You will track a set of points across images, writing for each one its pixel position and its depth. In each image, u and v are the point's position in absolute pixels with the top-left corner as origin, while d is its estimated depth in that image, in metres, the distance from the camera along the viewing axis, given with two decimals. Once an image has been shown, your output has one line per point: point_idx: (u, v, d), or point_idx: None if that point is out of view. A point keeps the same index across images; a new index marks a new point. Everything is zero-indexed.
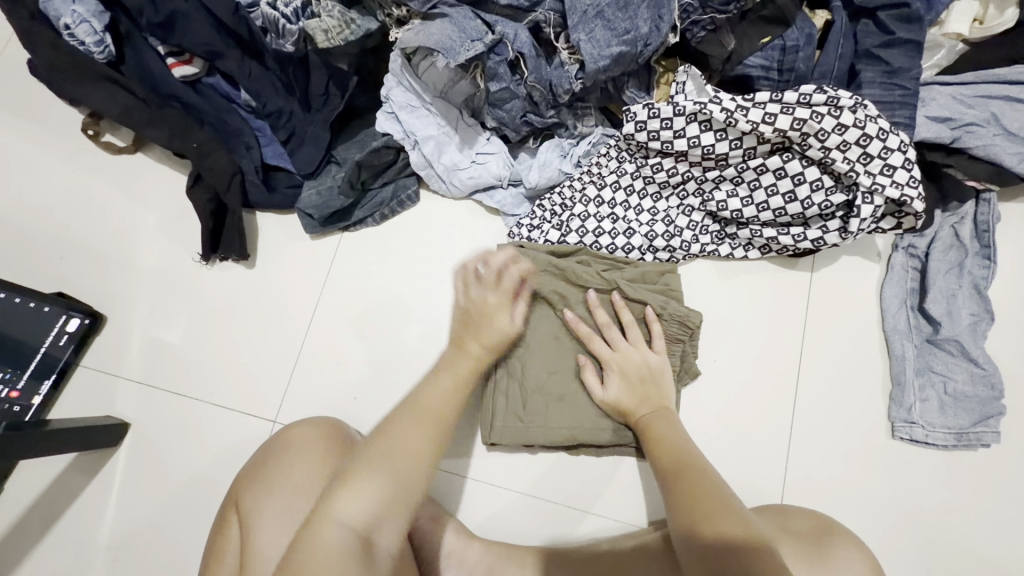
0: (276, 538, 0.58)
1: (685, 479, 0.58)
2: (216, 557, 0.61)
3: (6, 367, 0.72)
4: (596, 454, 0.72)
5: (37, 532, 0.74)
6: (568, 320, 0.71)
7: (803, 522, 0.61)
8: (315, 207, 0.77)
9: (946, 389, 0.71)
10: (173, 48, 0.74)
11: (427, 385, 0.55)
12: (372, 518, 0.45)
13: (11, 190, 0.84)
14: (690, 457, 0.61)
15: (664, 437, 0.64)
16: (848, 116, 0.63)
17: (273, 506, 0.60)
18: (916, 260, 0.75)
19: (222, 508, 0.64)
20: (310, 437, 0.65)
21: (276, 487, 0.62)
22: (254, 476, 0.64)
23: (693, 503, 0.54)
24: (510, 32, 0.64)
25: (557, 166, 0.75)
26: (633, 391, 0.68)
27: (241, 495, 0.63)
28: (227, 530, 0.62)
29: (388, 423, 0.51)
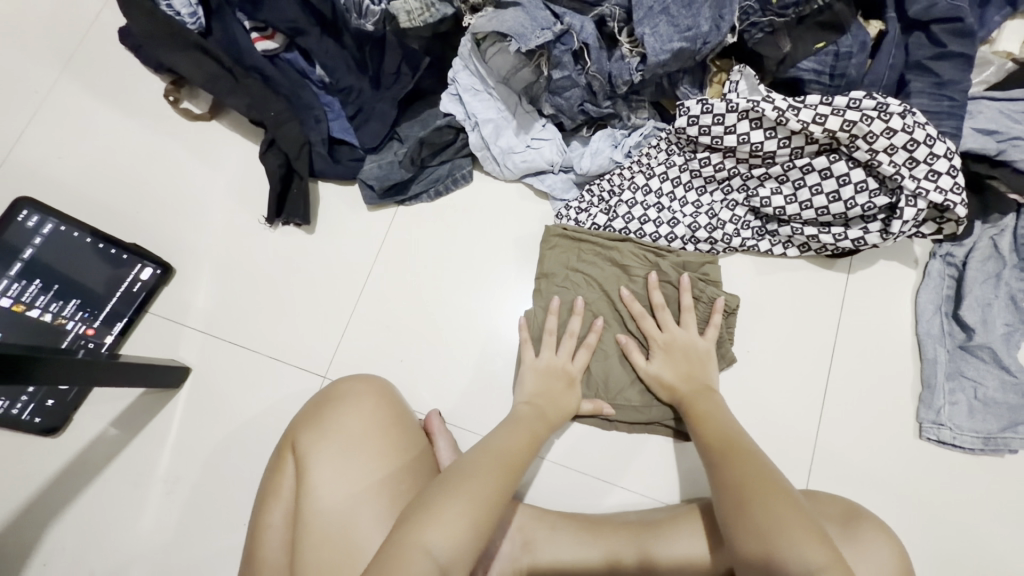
0: (332, 482, 0.63)
1: (730, 460, 0.60)
2: (273, 493, 0.67)
3: (86, 306, 0.79)
4: (627, 430, 0.75)
5: (100, 462, 0.80)
6: (624, 295, 0.76)
7: (830, 505, 0.64)
8: (376, 179, 0.81)
9: (976, 394, 0.72)
10: (258, 24, 0.80)
11: (501, 435, 0.64)
12: (454, 556, 0.48)
13: (94, 146, 0.90)
14: (736, 439, 0.63)
15: (708, 412, 0.67)
16: (897, 121, 0.66)
17: (326, 450, 0.65)
18: (953, 269, 0.77)
19: (276, 447, 0.69)
20: (360, 391, 0.69)
21: (328, 431, 0.66)
22: (308, 420, 0.68)
23: (739, 481, 0.56)
24: (577, 24, 0.68)
25: (608, 155, 0.79)
26: (677, 368, 0.72)
27: (296, 435, 0.67)
28: (284, 468, 0.67)
29: (471, 465, 0.57)
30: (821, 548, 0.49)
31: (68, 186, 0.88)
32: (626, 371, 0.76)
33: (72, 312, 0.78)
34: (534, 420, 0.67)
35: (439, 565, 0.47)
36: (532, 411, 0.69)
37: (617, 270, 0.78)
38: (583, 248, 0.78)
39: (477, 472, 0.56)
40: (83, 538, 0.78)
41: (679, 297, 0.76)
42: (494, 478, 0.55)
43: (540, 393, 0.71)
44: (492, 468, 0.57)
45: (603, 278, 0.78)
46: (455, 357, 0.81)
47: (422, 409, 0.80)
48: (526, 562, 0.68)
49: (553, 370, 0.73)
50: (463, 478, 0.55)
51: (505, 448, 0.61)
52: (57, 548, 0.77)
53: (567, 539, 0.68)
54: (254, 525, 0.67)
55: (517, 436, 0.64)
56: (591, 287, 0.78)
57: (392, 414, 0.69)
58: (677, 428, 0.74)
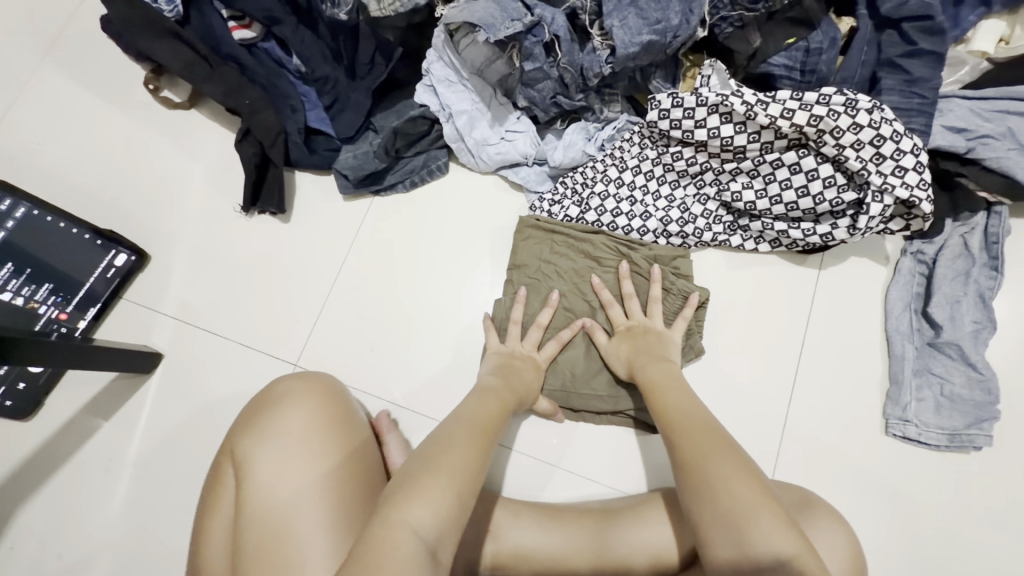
0: (269, 490, 0.61)
1: (689, 438, 0.56)
2: (215, 505, 0.64)
3: (59, 291, 0.79)
4: (595, 420, 0.76)
5: (71, 445, 0.80)
6: (594, 284, 0.76)
7: (789, 493, 0.66)
8: (351, 168, 0.82)
9: (943, 391, 0.73)
10: (235, 12, 0.80)
11: (476, 406, 0.62)
12: (441, 534, 0.45)
13: (74, 133, 0.90)
14: (698, 417, 0.59)
15: (665, 390, 0.64)
16: (864, 116, 0.66)
17: (264, 456, 0.63)
18: (923, 266, 0.77)
19: (216, 454, 0.67)
20: (298, 391, 0.68)
21: (267, 435, 0.64)
22: (246, 424, 0.66)
23: (694, 453, 0.54)
24: (548, 15, 0.68)
25: (581, 148, 0.79)
26: (635, 345, 0.71)
27: (234, 442, 0.64)
28: (224, 477, 0.65)
29: (444, 441, 0.54)
30: (792, 529, 0.46)
31: (46, 172, 0.89)
32: (592, 361, 0.76)
33: (44, 296, 0.78)
34: (502, 389, 0.67)
35: (427, 545, 0.44)
36: (498, 380, 0.69)
37: (588, 262, 0.78)
38: (555, 237, 0.79)
39: (447, 452, 0.52)
40: (51, 521, 0.78)
41: (649, 288, 0.76)
42: (471, 451, 0.53)
43: (502, 366, 0.72)
44: (467, 439, 0.55)
45: (573, 268, 0.78)
46: (426, 347, 0.81)
47: (393, 399, 0.80)
48: (488, 549, 0.66)
49: (519, 355, 0.74)
50: (441, 453, 0.52)
51: (466, 425, 0.58)
52: (26, 530, 0.78)
53: (531, 523, 0.68)
54: (196, 538, 0.65)
55: (481, 410, 0.61)
56: (559, 276, 0.78)
57: (332, 413, 0.67)
58: (641, 418, 0.75)
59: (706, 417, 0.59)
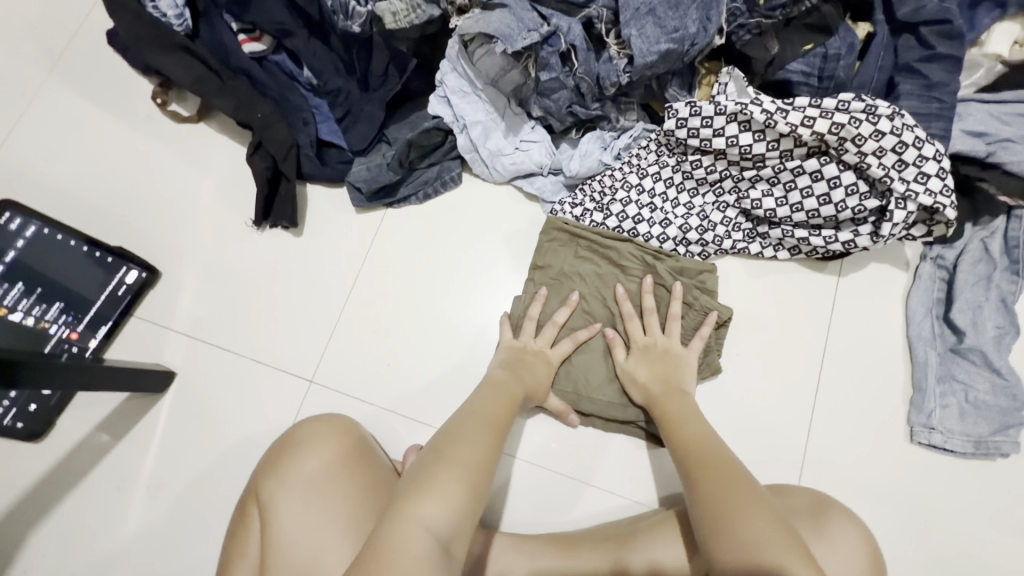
0: (296, 536, 0.61)
1: (707, 468, 0.57)
2: (238, 553, 0.63)
3: (69, 310, 0.79)
4: (604, 428, 0.75)
5: (84, 466, 0.79)
6: (617, 294, 0.75)
7: (800, 500, 0.65)
8: (364, 181, 0.81)
9: (967, 397, 0.72)
10: (245, 25, 0.79)
11: (482, 398, 0.63)
12: (453, 527, 0.46)
13: (81, 148, 0.89)
14: (712, 446, 0.60)
15: (685, 422, 0.65)
16: (886, 123, 0.66)
17: (290, 500, 0.62)
18: (943, 271, 0.76)
19: (239, 498, 0.66)
20: (316, 433, 0.66)
21: (288, 480, 0.63)
22: (268, 469, 0.65)
23: (709, 480, 0.55)
24: (564, 25, 0.68)
25: (597, 157, 0.78)
26: (653, 368, 0.71)
27: (257, 487, 0.64)
28: (249, 522, 0.64)
29: (453, 433, 0.55)
30: (809, 559, 0.47)
31: (54, 188, 0.88)
32: (605, 368, 0.75)
33: (54, 315, 0.78)
34: (511, 381, 0.67)
35: (440, 540, 0.45)
36: (506, 373, 0.69)
37: (612, 269, 0.77)
38: (580, 243, 0.77)
39: (456, 444, 0.53)
40: (64, 544, 0.77)
41: (669, 303, 0.75)
42: (482, 441, 0.55)
43: (512, 362, 0.71)
44: (478, 431, 0.56)
45: (594, 278, 0.77)
46: (444, 362, 0.80)
47: (411, 415, 0.78)
48: None
49: (530, 351, 0.73)
50: (451, 445, 0.53)
51: (477, 418, 0.59)
52: (38, 552, 0.76)
53: (546, 564, 0.67)
54: None
55: (489, 402, 0.62)
56: (580, 283, 0.77)
57: (351, 456, 0.65)
58: (650, 431, 0.74)
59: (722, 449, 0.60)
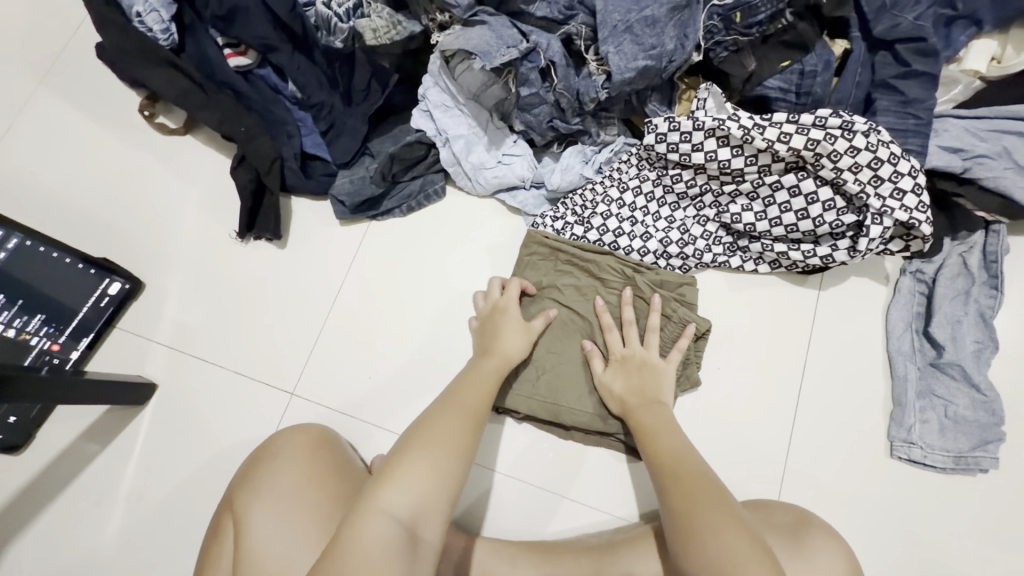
0: (269, 545, 0.59)
1: (678, 474, 0.58)
2: (212, 565, 0.62)
3: (51, 321, 0.78)
4: (582, 440, 0.76)
5: (64, 478, 0.78)
6: (597, 305, 0.75)
7: (785, 515, 0.65)
8: (347, 194, 0.81)
9: (947, 412, 0.72)
10: (230, 40, 0.81)
11: (460, 385, 0.66)
12: (416, 513, 0.50)
13: (67, 160, 0.90)
14: (685, 458, 0.61)
15: (656, 431, 0.65)
16: (861, 139, 0.67)
17: (265, 510, 0.62)
18: (923, 285, 0.77)
19: (216, 509, 0.66)
20: (293, 445, 0.66)
21: (262, 490, 0.63)
22: (246, 479, 0.65)
23: (680, 489, 0.56)
24: (543, 41, 0.69)
25: (579, 171, 0.79)
26: (629, 380, 0.71)
27: (233, 496, 0.64)
28: (222, 536, 0.63)
29: (425, 423, 0.59)
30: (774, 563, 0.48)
31: (39, 199, 0.88)
32: (584, 381, 0.75)
33: (36, 327, 0.77)
34: (487, 361, 0.69)
35: (403, 524, 0.49)
36: (478, 355, 0.71)
37: (592, 281, 0.77)
38: (560, 256, 0.78)
39: (432, 428, 0.58)
40: (42, 557, 0.76)
41: (648, 315, 0.75)
42: (452, 430, 0.58)
43: (487, 327, 0.73)
44: (450, 419, 0.60)
45: (574, 289, 0.77)
46: (425, 374, 0.80)
47: (391, 428, 0.78)
48: None
49: (492, 311, 0.74)
50: (419, 436, 0.57)
51: (450, 406, 0.62)
52: (18, 564, 0.76)
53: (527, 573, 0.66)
54: None
55: (475, 388, 0.65)
56: (560, 296, 0.77)
57: (325, 465, 0.66)
58: (629, 444, 0.74)
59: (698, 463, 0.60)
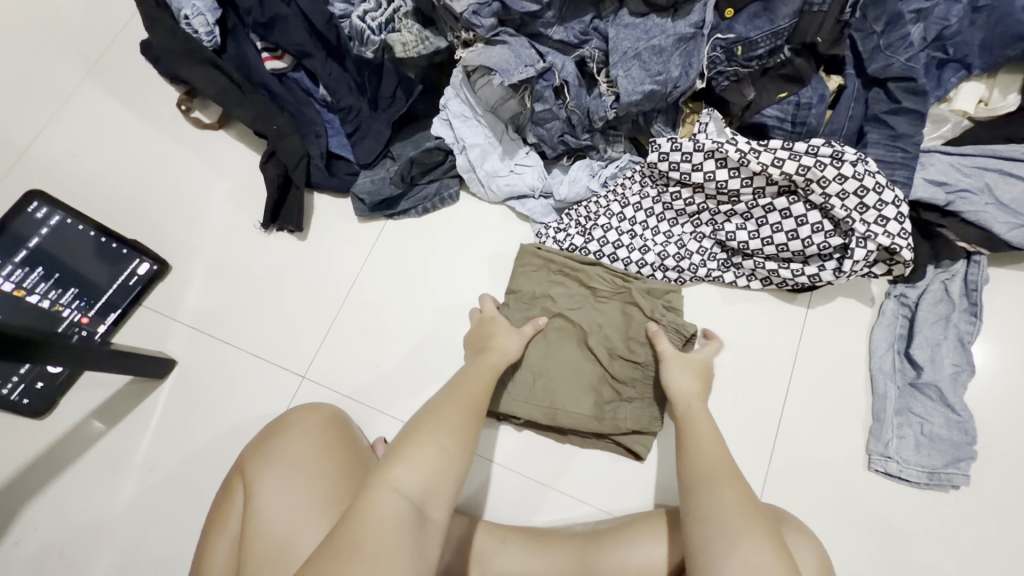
0: (278, 508, 0.63)
1: (707, 462, 0.61)
2: (221, 522, 0.66)
3: (82, 295, 0.83)
4: (582, 444, 0.80)
5: (83, 444, 0.83)
6: (650, 329, 0.77)
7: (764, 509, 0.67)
8: (368, 193, 0.87)
9: (923, 430, 0.76)
10: (269, 45, 0.88)
11: (465, 376, 0.68)
12: (424, 491, 0.51)
13: (107, 147, 0.96)
14: (723, 464, 0.61)
15: (695, 421, 0.67)
16: (849, 168, 0.72)
17: (274, 476, 0.66)
18: (906, 309, 0.81)
19: (228, 475, 0.70)
20: (308, 418, 0.72)
21: (274, 458, 0.67)
22: (260, 447, 0.69)
23: (707, 473, 0.60)
24: (559, 62, 0.75)
25: (585, 184, 0.84)
26: (695, 377, 0.72)
27: (246, 463, 0.68)
28: (233, 497, 0.67)
29: (432, 411, 0.61)
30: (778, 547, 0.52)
31: (78, 181, 0.94)
32: (578, 380, 0.79)
33: (69, 300, 0.82)
34: (494, 355, 0.73)
35: (412, 501, 0.50)
36: (474, 351, 0.75)
37: (584, 290, 0.82)
38: (553, 267, 0.83)
39: (439, 415, 0.60)
40: (57, 518, 0.80)
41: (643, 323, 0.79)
42: (458, 416, 0.60)
43: (476, 333, 0.78)
44: (453, 406, 0.62)
45: (565, 297, 0.82)
46: (430, 366, 0.84)
47: (396, 414, 0.83)
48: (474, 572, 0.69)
49: (486, 319, 0.79)
50: (430, 419, 0.59)
51: (457, 395, 0.64)
52: (33, 524, 0.80)
53: (517, 550, 0.70)
54: (199, 553, 0.66)
55: (477, 380, 0.68)
56: (552, 304, 0.82)
57: (335, 439, 0.70)
58: (624, 445, 0.78)
59: (727, 481, 0.58)
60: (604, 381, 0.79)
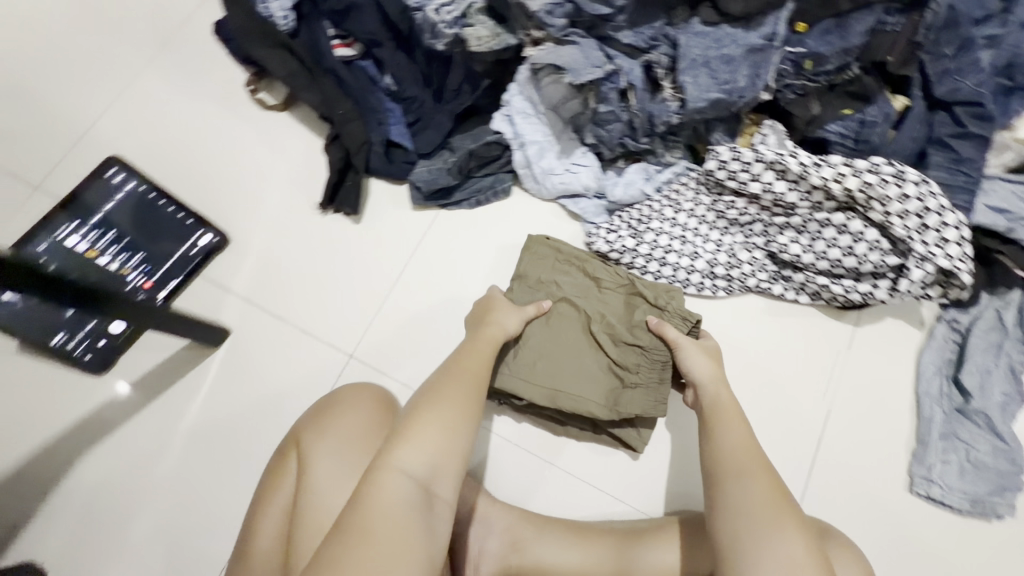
0: (329, 477, 0.65)
1: (727, 452, 0.61)
2: (275, 486, 0.69)
3: (148, 261, 0.89)
4: (578, 436, 0.82)
5: (136, 403, 0.86)
6: (651, 322, 0.76)
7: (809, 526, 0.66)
8: (425, 181, 0.89)
9: (969, 456, 0.75)
10: (341, 32, 0.91)
11: (467, 349, 0.69)
12: (430, 470, 0.53)
13: (175, 121, 0.99)
14: (745, 454, 0.61)
15: (717, 412, 0.66)
16: (911, 188, 0.72)
17: (326, 445, 0.68)
18: (957, 334, 0.80)
19: (281, 443, 0.73)
20: (361, 393, 0.74)
21: (328, 427, 0.70)
22: (315, 418, 0.72)
23: (724, 465, 0.60)
24: (626, 66, 0.76)
25: (640, 187, 0.86)
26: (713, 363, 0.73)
27: (301, 434, 0.71)
28: (286, 463, 0.70)
29: (433, 387, 0.61)
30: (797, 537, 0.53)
31: (146, 152, 0.98)
32: (579, 362, 0.78)
33: (136, 264, 0.89)
34: (496, 327, 0.73)
35: (417, 480, 0.52)
36: (474, 326, 0.75)
37: (589, 279, 0.82)
38: (561, 255, 0.83)
39: (441, 391, 0.60)
40: (107, 473, 0.83)
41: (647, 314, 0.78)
42: (460, 392, 0.60)
43: (476, 312, 0.77)
44: (456, 382, 0.62)
45: (570, 285, 0.81)
46: None
47: None
48: (512, 559, 0.70)
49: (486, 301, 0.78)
50: (432, 396, 0.59)
51: (460, 370, 0.64)
52: (85, 477, 0.83)
53: (555, 537, 0.71)
54: (253, 514, 0.69)
55: (481, 354, 0.68)
56: (558, 290, 0.81)
57: (384, 414, 0.72)
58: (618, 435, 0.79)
59: (755, 471, 0.58)
60: (608, 368, 0.78)
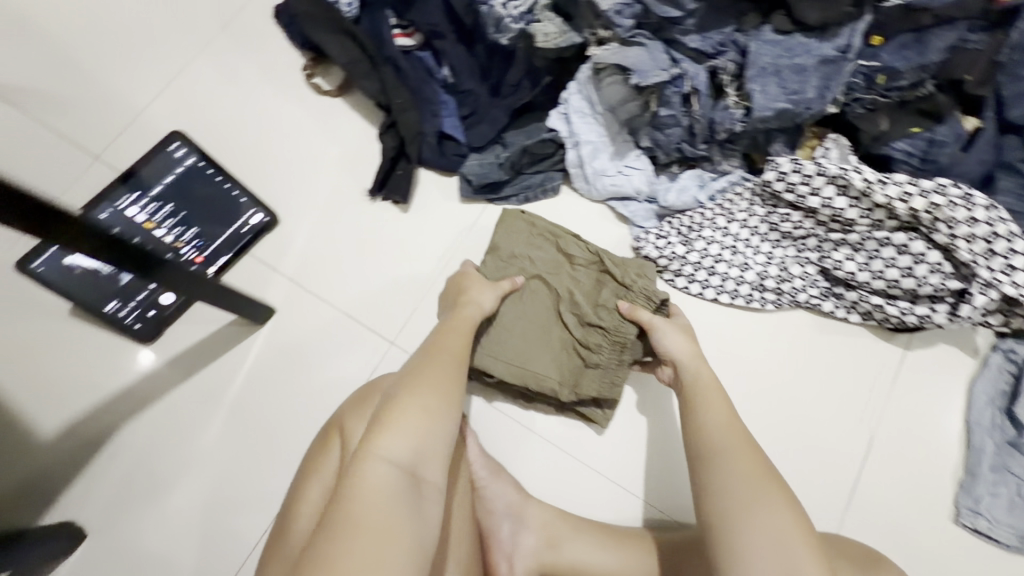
0: None
1: (711, 441, 0.61)
2: (317, 468, 0.69)
3: (201, 236, 0.91)
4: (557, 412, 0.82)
5: (180, 375, 0.87)
6: (623, 306, 0.76)
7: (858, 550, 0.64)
8: (476, 175, 0.89)
9: (1020, 490, 0.72)
10: (402, 22, 0.92)
11: (439, 337, 0.69)
12: (415, 456, 0.52)
13: (232, 101, 1.01)
14: (732, 440, 0.60)
15: (699, 402, 0.65)
16: (981, 212, 0.71)
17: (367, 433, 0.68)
18: (1013, 365, 0.77)
19: (325, 427, 0.73)
20: None
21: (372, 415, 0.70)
22: (357, 405, 0.72)
23: (708, 454, 0.60)
24: (692, 71, 0.76)
25: (693, 194, 0.85)
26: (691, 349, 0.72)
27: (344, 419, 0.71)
28: (330, 447, 0.70)
29: (411, 375, 0.61)
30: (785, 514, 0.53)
31: (202, 129, 0.99)
32: (547, 343, 0.79)
33: (189, 239, 0.91)
34: (470, 308, 0.74)
35: (402, 467, 0.51)
36: (451, 308, 0.76)
37: (561, 257, 0.82)
38: (534, 232, 0.84)
39: (421, 377, 0.60)
40: (150, 442, 0.85)
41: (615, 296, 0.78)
42: (439, 378, 0.60)
43: (451, 289, 0.79)
44: (435, 369, 0.62)
45: (543, 264, 0.82)
46: None
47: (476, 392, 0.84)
48: (548, 556, 0.70)
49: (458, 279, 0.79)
50: (411, 382, 0.59)
51: (441, 359, 0.64)
52: (127, 443, 0.85)
53: (591, 538, 0.71)
54: (293, 495, 0.69)
55: (456, 338, 0.69)
56: (530, 266, 0.82)
57: None
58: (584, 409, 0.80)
59: (737, 456, 0.58)
60: (573, 349, 0.78)
